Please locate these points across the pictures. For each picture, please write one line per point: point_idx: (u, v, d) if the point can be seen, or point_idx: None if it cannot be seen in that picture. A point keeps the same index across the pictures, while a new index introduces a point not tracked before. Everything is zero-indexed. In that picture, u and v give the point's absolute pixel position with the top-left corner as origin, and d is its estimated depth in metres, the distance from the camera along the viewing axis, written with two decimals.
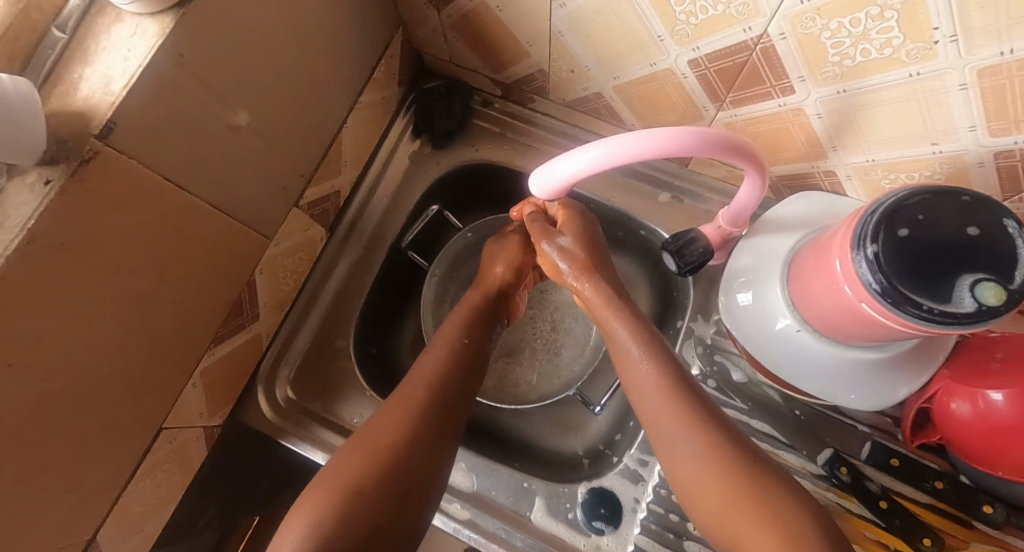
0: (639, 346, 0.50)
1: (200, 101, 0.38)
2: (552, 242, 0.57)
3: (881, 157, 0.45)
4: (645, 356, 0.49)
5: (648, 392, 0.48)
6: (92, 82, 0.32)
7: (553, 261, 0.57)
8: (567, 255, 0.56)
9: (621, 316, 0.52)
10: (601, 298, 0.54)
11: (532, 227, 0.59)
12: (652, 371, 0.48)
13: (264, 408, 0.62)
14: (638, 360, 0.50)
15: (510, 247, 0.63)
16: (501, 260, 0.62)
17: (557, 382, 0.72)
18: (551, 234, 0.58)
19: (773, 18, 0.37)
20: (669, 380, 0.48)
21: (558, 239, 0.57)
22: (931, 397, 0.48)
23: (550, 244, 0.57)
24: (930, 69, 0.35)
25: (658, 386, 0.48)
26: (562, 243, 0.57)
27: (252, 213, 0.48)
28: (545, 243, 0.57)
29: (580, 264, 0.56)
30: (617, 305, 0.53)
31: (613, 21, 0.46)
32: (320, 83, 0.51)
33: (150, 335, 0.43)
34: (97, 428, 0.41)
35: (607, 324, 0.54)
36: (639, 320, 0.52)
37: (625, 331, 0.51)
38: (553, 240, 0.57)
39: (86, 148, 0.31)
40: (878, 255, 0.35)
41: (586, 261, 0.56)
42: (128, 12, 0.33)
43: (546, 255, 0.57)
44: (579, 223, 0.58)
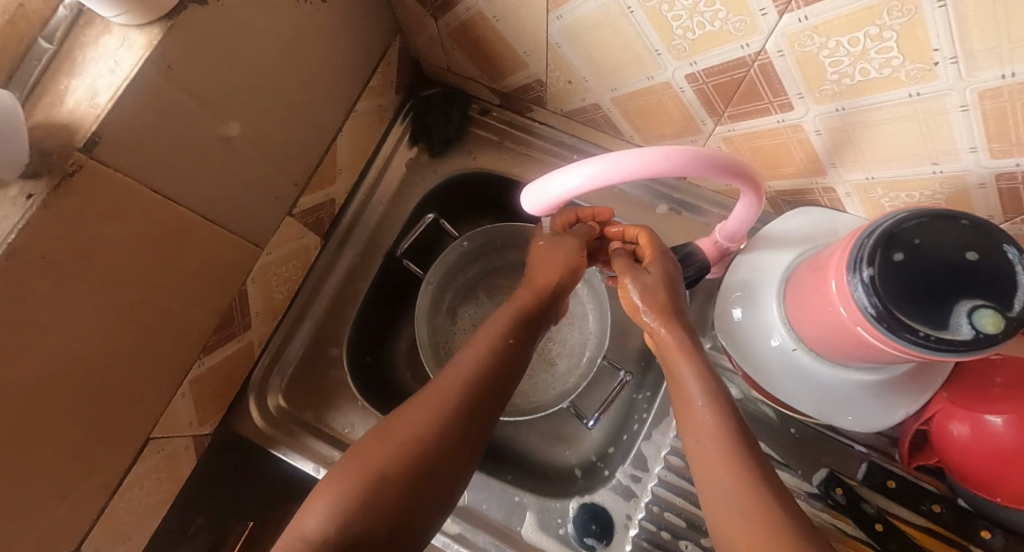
0: (705, 394, 0.44)
1: (190, 112, 0.37)
2: (636, 280, 0.50)
3: (880, 175, 0.45)
4: (709, 404, 0.44)
5: (704, 438, 0.43)
6: (78, 94, 0.32)
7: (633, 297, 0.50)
8: (648, 293, 0.49)
9: (694, 363, 0.46)
10: (675, 340, 0.47)
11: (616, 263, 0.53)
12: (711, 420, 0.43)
13: (255, 416, 0.61)
14: (700, 410, 0.44)
15: (567, 247, 0.55)
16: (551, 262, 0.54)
17: (552, 393, 0.70)
18: (636, 272, 0.51)
19: (771, 35, 0.37)
20: (726, 425, 0.43)
21: (642, 275, 0.50)
22: (929, 419, 0.47)
23: (632, 280, 0.50)
24: (930, 90, 0.34)
25: (713, 435, 0.43)
26: (644, 282, 0.50)
27: (244, 223, 0.48)
28: (628, 280, 0.50)
29: (659, 305, 0.49)
30: (691, 350, 0.47)
31: (609, 35, 0.45)
32: (314, 92, 0.51)
33: (139, 347, 0.42)
34: (84, 440, 0.41)
35: (675, 368, 0.47)
36: (713, 374, 0.45)
37: (693, 380, 0.45)
38: (636, 276, 0.50)
39: (69, 161, 0.31)
40: (873, 279, 0.34)
41: (667, 302, 0.49)
42: (117, 23, 0.33)
43: (626, 290, 0.50)
44: (663, 262, 0.51)
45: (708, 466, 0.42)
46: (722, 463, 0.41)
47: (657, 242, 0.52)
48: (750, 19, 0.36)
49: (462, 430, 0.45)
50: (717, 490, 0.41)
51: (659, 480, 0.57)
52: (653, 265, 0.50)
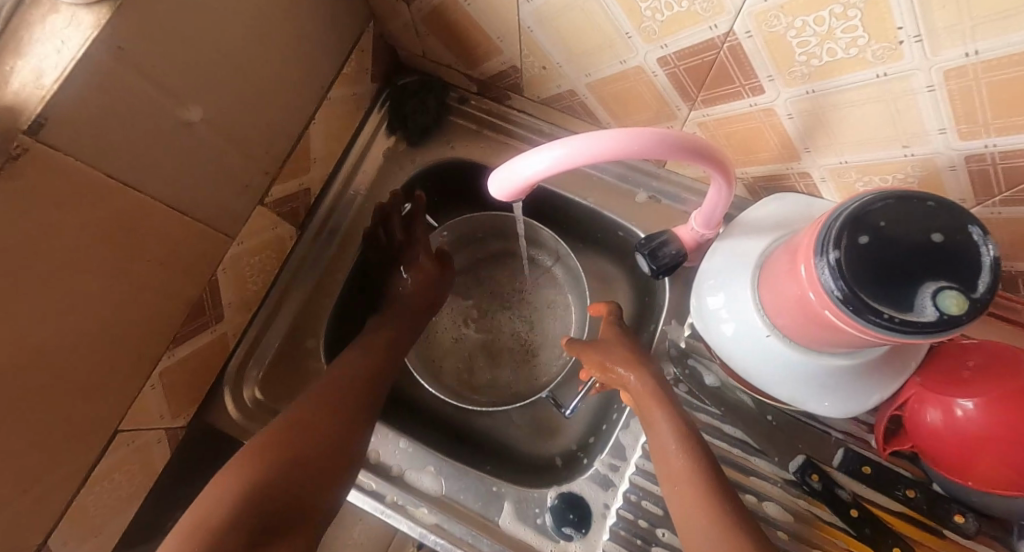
0: (677, 441, 0.47)
1: (147, 95, 0.37)
2: (596, 347, 0.57)
3: (854, 159, 0.44)
4: (681, 449, 0.47)
5: (682, 487, 0.45)
6: (23, 75, 0.31)
7: (600, 358, 0.56)
8: (611, 353, 0.55)
9: (666, 411, 0.49)
10: (646, 388, 0.51)
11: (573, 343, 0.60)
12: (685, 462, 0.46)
13: (230, 408, 0.61)
14: (675, 454, 0.47)
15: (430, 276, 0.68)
16: (415, 282, 0.67)
17: (533, 383, 0.71)
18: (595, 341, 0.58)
19: (738, 15, 0.36)
20: (695, 464, 0.46)
21: (602, 342, 0.57)
22: (903, 404, 0.47)
23: (594, 347, 0.57)
24: (896, 70, 0.34)
25: (690, 479, 0.45)
26: (606, 345, 0.56)
27: (210, 211, 0.47)
28: (591, 349, 0.57)
29: (627, 363, 0.54)
30: (662, 397, 0.50)
31: (581, 18, 0.44)
32: (282, 77, 0.50)
33: (102, 338, 0.42)
34: (46, 431, 0.40)
35: (649, 417, 0.50)
36: (684, 420, 0.49)
37: (666, 425, 0.48)
38: (595, 343, 0.57)
39: (13, 144, 0.30)
40: (840, 261, 0.34)
41: (632, 356, 0.54)
42: (63, 2, 0.32)
43: (591, 357, 0.57)
44: (619, 328, 0.58)
45: (687, 513, 0.44)
46: (700, 506, 0.43)
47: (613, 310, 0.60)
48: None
49: (351, 417, 0.53)
50: (696, 523, 0.43)
51: (637, 468, 0.57)
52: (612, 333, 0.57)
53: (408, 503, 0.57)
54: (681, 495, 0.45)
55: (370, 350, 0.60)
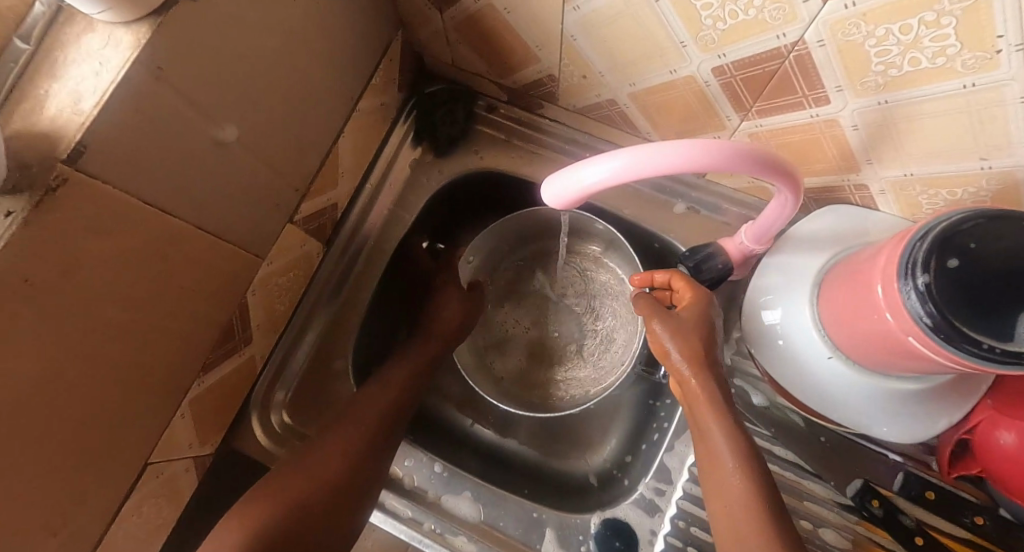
0: (737, 459, 0.42)
1: (185, 117, 0.35)
2: (666, 325, 0.47)
3: (920, 171, 0.42)
4: (739, 469, 0.42)
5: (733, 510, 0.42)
6: (61, 99, 0.29)
7: (667, 342, 0.47)
8: (682, 341, 0.46)
9: (727, 425, 0.44)
10: (706, 395, 0.45)
11: (642, 305, 0.50)
12: (739, 486, 0.42)
13: (258, 435, 0.58)
14: (729, 470, 0.43)
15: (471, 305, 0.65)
16: (453, 312, 0.64)
17: (624, 368, 0.63)
18: (668, 316, 0.48)
19: (812, 23, 0.34)
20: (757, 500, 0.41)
21: (673, 320, 0.48)
22: (973, 428, 0.46)
23: (666, 325, 0.48)
24: (986, 80, 0.31)
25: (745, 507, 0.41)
26: (678, 328, 0.47)
27: (242, 232, 0.45)
28: (656, 323, 0.48)
29: (694, 356, 0.46)
30: (723, 408, 0.44)
31: (632, 26, 0.42)
32: (314, 91, 0.48)
33: (134, 369, 0.39)
34: (79, 469, 0.38)
35: (703, 422, 0.45)
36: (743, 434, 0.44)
37: (724, 443, 0.43)
38: (669, 319, 0.48)
39: (52, 174, 0.28)
40: (929, 286, 0.32)
41: (701, 352, 0.46)
42: (101, 21, 0.29)
43: (658, 336, 0.48)
44: (703, 308, 0.48)
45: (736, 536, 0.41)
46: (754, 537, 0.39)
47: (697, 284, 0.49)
48: (789, 6, 0.33)
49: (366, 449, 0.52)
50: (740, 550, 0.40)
51: (684, 493, 0.54)
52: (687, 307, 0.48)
53: (446, 531, 0.55)
54: (727, 515, 0.42)
55: (395, 381, 0.58)
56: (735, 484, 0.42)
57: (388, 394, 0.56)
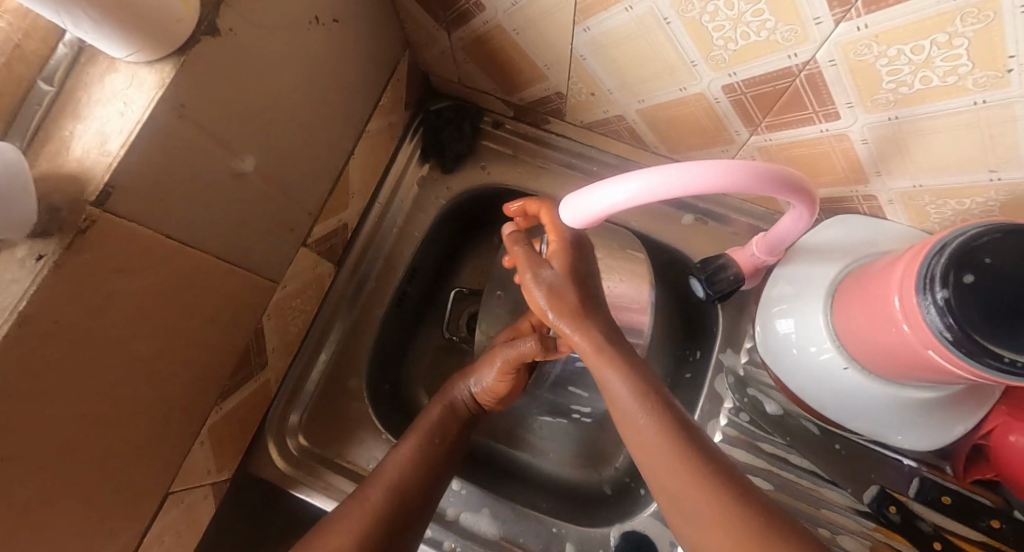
0: (637, 397, 0.43)
1: (206, 151, 0.35)
2: (540, 280, 0.45)
3: (929, 183, 0.42)
4: (644, 412, 0.43)
5: (653, 452, 0.42)
6: (86, 141, 0.29)
7: (540, 300, 0.45)
8: (554, 295, 0.45)
9: (617, 363, 0.45)
10: (592, 346, 0.45)
11: (516, 253, 0.47)
12: (650, 421, 0.42)
13: (276, 459, 0.57)
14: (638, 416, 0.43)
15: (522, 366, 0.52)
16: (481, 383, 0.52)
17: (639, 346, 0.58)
18: (539, 267, 0.45)
19: (823, 44, 0.34)
20: (671, 434, 0.42)
21: (544, 272, 0.45)
22: (988, 433, 0.47)
23: (536, 281, 0.45)
24: (997, 98, 0.32)
25: (665, 452, 0.41)
26: (550, 281, 0.45)
27: (257, 257, 0.45)
28: (529, 277, 0.45)
29: (573, 302, 0.45)
30: (610, 353, 0.45)
31: (641, 47, 0.43)
32: (326, 117, 0.48)
33: (156, 400, 0.39)
34: (100, 503, 0.38)
35: (597, 371, 0.45)
36: (638, 370, 0.45)
37: (623, 387, 0.44)
38: (538, 272, 0.45)
39: (82, 217, 0.28)
40: (948, 301, 0.32)
41: (575, 303, 0.45)
42: (125, 61, 0.30)
43: (529, 291, 0.46)
44: (574, 253, 0.46)
45: (666, 474, 0.41)
46: (690, 485, 0.40)
47: (562, 226, 0.45)
48: (800, 28, 0.34)
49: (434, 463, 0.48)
50: (677, 502, 0.40)
51: None
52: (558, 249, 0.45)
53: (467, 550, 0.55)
54: (647, 456, 0.43)
55: (386, 477, 0.46)
56: (651, 429, 0.42)
57: (380, 488, 0.45)
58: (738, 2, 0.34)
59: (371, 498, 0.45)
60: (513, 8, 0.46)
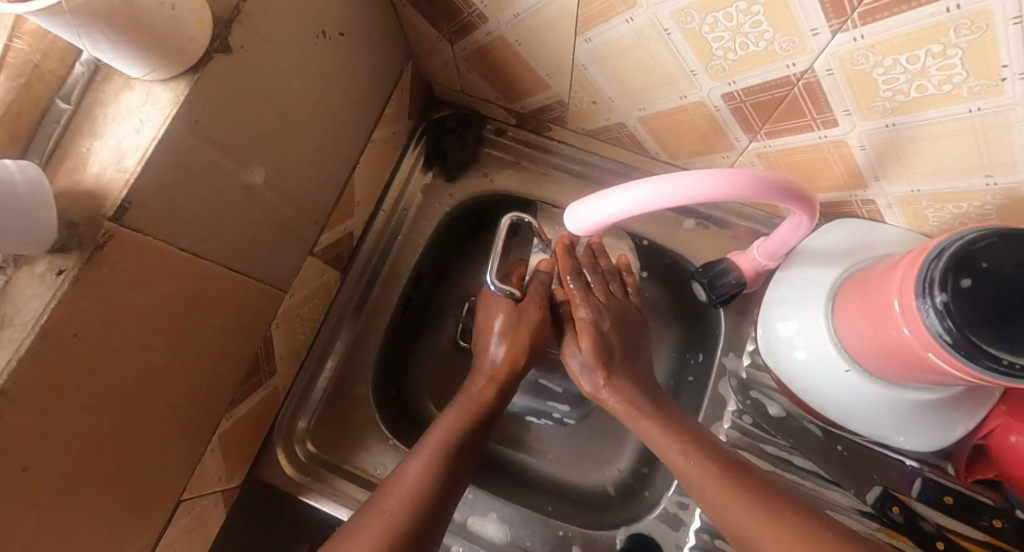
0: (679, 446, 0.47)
1: (219, 164, 0.35)
2: (574, 360, 0.52)
3: (926, 187, 0.43)
4: (686, 450, 0.47)
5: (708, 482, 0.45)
6: (103, 157, 0.30)
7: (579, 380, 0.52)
8: (587, 375, 0.51)
9: (653, 419, 0.49)
10: (626, 412, 0.50)
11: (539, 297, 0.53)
12: (696, 468, 0.46)
13: (284, 464, 0.58)
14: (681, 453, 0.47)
15: (529, 320, 0.52)
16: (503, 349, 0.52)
17: None
18: (569, 350, 0.52)
19: (821, 54, 0.35)
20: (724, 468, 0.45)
21: (574, 356, 0.52)
22: (988, 434, 0.47)
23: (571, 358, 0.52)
24: (992, 105, 0.33)
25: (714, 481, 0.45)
26: (581, 363, 0.51)
27: (266, 267, 0.46)
28: (569, 357, 0.52)
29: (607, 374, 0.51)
30: (651, 414, 0.49)
31: (642, 57, 0.43)
32: (332, 127, 0.49)
33: (170, 409, 0.40)
34: (116, 511, 0.39)
35: (639, 429, 0.50)
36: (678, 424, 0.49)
37: (664, 438, 0.48)
38: (570, 355, 0.52)
39: (100, 232, 0.29)
40: (947, 304, 0.33)
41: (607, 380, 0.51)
42: (139, 79, 0.31)
43: (568, 366, 0.53)
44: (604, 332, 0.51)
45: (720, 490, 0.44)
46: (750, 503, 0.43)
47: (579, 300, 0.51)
48: (798, 39, 0.35)
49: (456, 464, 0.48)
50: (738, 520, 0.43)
51: None
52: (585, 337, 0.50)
53: None
54: (705, 478, 0.45)
55: (404, 491, 0.45)
56: (696, 463, 0.46)
57: (400, 502, 0.44)
58: (736, 13, 0.35)
59: (393, 511, 0.43)
60: (516, 20, 0.46)
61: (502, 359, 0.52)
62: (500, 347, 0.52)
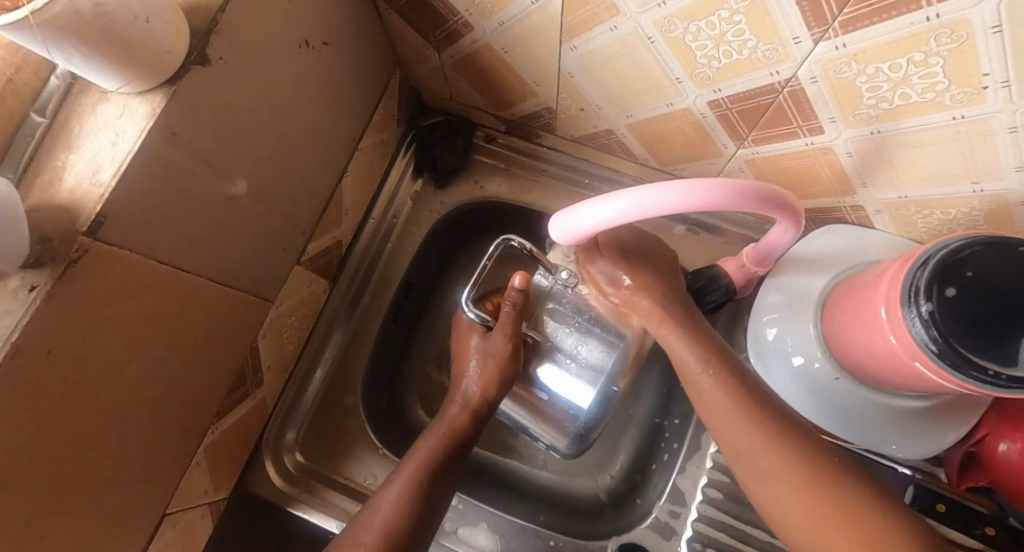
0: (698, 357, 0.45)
1: (198, 176, 0.35)
2: (596, 259, 0.48)
3: (914, 194, 0.43)
4: (708, 373, 0.44)
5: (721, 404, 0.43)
6: (79, 171, 0.30)
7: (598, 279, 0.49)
8: (614, 276, 0.48)
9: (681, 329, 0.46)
10: (658, 312, 0.47)
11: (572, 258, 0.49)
12: (715, 383, 0.44)
13: (273, 476, 0.57)
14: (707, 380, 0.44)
15: (496, 350, 0.51)
16: (475, 379, 0.51)
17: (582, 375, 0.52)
18: (591, 255, 0.48)
19: (804, 62, 0.35)
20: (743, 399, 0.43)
21: (599, 262, 0.48)
22: (978, 442, 0.46)
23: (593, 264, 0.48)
24: (975, 113, 0.32)
25: (736, 403, 0.43)
26: (608, 266, 0.48)
27: (251, 278, 0.45)
28: (592, 264, 0.48)
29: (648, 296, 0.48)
30: (675, 319, 0.47)
31: (628, 64, 0.43)
32: (318, 137, 0.48)
33: (152, 423, 0.40)
34: (97, 527, 0.38)
35: (662, 336, 0.47)
36: (702, 335, 0.46)
37: (685, 348, 0.45)
38: (596, 261, 0.48)
39: (74, 247, 0.29)
40: (933, 313, 0.33)
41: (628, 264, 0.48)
42: (115, 92, 0.31)
43: (588, 278, 0.49)
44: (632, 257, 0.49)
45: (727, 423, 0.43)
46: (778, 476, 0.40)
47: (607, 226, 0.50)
48: (781, 48, 0.35)
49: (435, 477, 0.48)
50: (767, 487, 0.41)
51: (700, 514, 0.55)
52: (618, 254, 0.47)
53: None
54: (714, 412, 0.44)
55: (378, 523, 0.45)
56: (715, 383, 0.44)
57: (374, 535, 0.44)
58: (718, 22, 0.35)
59: (365, 542, 0.44)
60: (501, 28, 0.46)
61: (476, 387, 0.52)
62: (473, 378, 0.51)
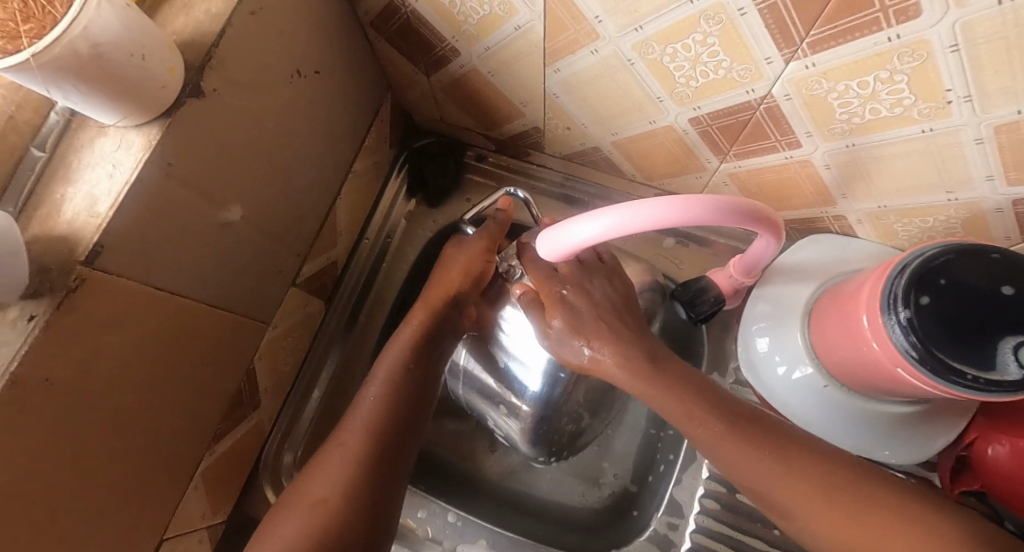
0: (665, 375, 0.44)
1: (192, 205, 0.36)
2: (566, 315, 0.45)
3: (893, 204, 0.44)
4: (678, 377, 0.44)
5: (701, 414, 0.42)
6: (77, 203, 0.31)
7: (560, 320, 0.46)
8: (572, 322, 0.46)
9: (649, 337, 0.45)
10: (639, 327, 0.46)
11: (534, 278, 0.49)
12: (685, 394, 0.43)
13: (272, 498, 0.57)
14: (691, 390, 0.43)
15: (472, 244, 0.54)
16: (459, 260, 0.54)
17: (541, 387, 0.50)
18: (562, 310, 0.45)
19: (777, 80, 0.36)
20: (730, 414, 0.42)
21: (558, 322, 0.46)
22: (969, 445, 0.47)
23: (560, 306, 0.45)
24: (942, 126, 0.33)
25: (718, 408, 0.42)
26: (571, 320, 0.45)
27: (246, 302, 0.46)
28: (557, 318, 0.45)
29: (611, 307, 0.46)
30: None
31: (610, 86, 0.45)
32: (309, 163, 0.50)
33: (148, 447, 0.40)
34: None
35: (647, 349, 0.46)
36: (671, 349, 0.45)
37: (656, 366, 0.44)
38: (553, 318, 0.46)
39: (71, 276, 0.29)
40: (911, 319, 0.34)
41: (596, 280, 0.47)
42: (113, 126, 0.32)
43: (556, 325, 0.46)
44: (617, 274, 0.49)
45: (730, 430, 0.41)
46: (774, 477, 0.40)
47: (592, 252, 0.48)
48: (754, 67, 0.36)
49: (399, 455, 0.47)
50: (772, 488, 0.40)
51: (698, 526, 0.55)
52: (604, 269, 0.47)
53: None
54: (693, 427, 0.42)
55: (359, 421, 0.47)
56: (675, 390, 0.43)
57: (357, 432, 0.46)
58: (693, 44, 0.36)
59: (348, 442, 0.45)
60: (486, 54, 0.48)
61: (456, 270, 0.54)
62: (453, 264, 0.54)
